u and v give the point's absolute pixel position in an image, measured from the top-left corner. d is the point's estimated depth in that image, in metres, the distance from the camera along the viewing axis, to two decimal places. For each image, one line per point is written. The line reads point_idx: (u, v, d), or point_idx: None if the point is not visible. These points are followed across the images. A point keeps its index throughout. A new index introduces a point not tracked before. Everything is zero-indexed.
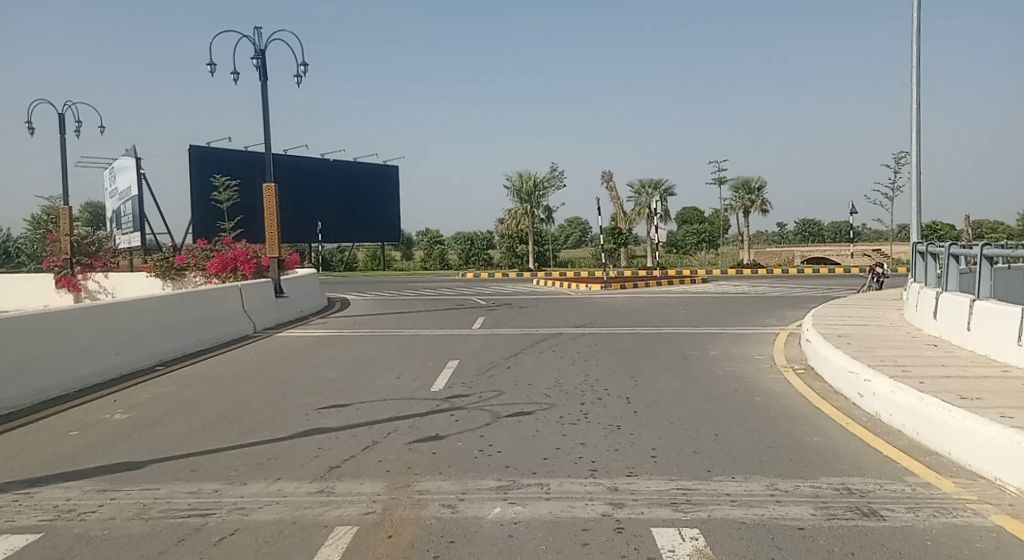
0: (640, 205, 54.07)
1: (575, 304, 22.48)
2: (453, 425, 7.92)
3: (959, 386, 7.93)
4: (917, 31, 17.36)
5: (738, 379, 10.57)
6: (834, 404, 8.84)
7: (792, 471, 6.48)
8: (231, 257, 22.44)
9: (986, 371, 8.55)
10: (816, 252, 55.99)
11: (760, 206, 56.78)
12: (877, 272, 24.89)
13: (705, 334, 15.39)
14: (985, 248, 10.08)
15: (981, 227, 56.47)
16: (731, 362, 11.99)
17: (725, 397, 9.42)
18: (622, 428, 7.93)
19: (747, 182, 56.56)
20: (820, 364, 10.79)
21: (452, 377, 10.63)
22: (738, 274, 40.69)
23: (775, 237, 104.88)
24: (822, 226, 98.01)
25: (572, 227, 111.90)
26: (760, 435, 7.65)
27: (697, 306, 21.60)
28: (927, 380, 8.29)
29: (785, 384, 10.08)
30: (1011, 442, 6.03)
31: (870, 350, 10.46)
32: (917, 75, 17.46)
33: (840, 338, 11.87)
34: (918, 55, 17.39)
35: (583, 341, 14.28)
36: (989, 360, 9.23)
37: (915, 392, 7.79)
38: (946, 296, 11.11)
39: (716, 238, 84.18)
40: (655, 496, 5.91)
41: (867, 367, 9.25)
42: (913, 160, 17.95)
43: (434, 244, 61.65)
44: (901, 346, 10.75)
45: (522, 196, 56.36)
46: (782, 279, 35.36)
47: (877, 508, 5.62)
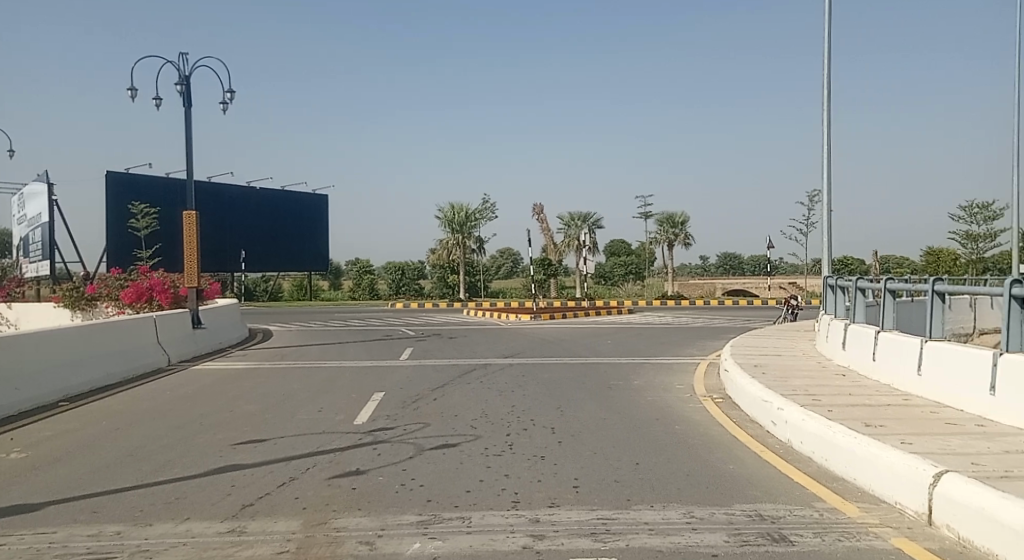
0: (570, 236, 54.73)
1: (505, 334, 22.57)
2: (374, 459, 7.85)
3: (863, 414, 8.27)
4: (829, 75, 18.22)
5: (659, 409, 10.75)
6: (750, 432, 9.10)
7: (707, 499, 6.64)
8: (146, 287, 21.83)
9: (887, 400, 8.90)
10: (737, 285, 57.73)
11: (683, 240, 58.20)
12: (792, 304, 25.79)
13: (629, 364, 15.64)
14: (889, 282, 10.61)
15: (891, 262, 59.15)
16: (654, 392, 12.20)
17: (648, 427, 9.57)
18: (546, 458, 7.99)
19: (671, 217, 58.02)
20: (737, 393, 11.08)
21: (376, 409, 10.51)
22: (663, 306, 41.57)
23: (699, 270, 107.81)
24: (742, 259, 101.40)
25: (503, 257, 112.73)
26: (678, 463, 7.81)
27: (622, 336, 21.90)
28: (836, 409, 8.61)
29: (703, 414, 10.30)
30: (910, 467, 6.27)
31: (784, 380, 10.80)
32: (829, 116, 18.33)
33: (756, 368, 12.22)
34: (829, 97, 18.24)
35: (511, 372, 14.32)
36: (891, 388, 9.63)
37: (824, 420, 8.11)
38: (853, 328, 11.60)
39: (644, 270, 85.92)
40: (576, 526, 5.97)
41: (781, 396, 9.56)
42: (825, 196, 18.75)
43: (363, 274, 61.16)
44: (812, 376, 11.14)
45: (454, 227, 56.46)
46: (705, 311, 36.39)
47: (787, 533, 5.79)
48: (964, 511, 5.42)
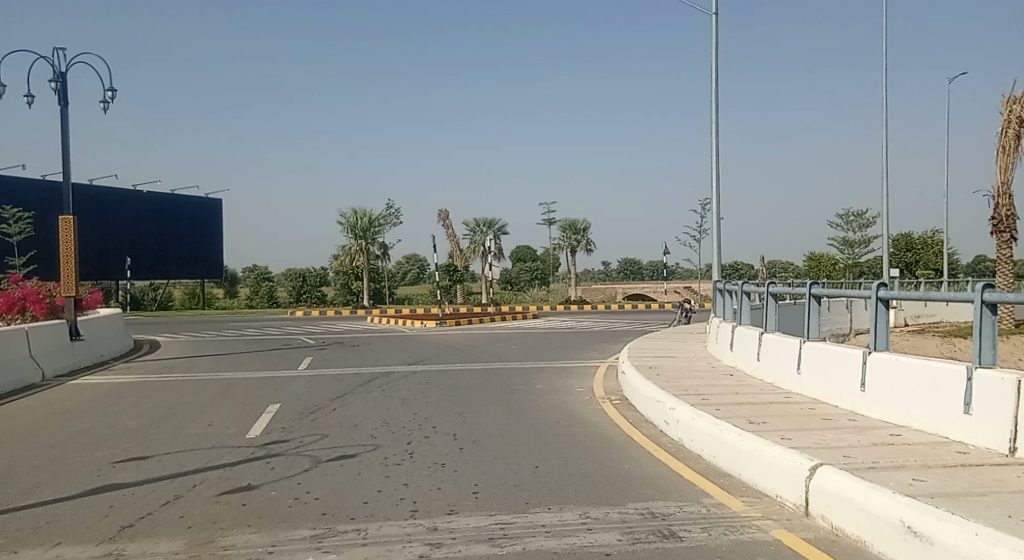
0: (476, 243, 54.82)
1: (407, 341, 22.43)
2: (267, 473, 7.69)
3: (748, 412, 8.63)
4: (716, 86, 18.96)
5: (557, 412, 10.92)
6: (644, 432, 9.36)
7: (602, 499, 6.80)
8: (18, 297, 20.63)
9: (771, 398, 9.32)
10: (636, 289, 59.16)
11: (584, 246, 59.20)
12: (687, 307, 26.62)
13: (530, 369, 15.80)
14: (771, 286, 11.10)
15: (781, 267, 61.84)
16: (554, 395, 12.36)
17: (547, 430, 9.71)
18: (447, 465, 8.01)
19: (573, 224, 58.94)
20: (633, 395, 11.36)
21: (270, 422, 10.29)
22: (566, 311, 42.16)
23: (601, 275, 109.83)
24: (642, 265, 103.94)
25: (408, 263, 111.98)
26: (576, 465, 7.97)
27: (524, 341, 22.10)
28: (723, 408, 8.96)
29: (600, 416, 10.52)
30: (789, 461, 6.58)
31: (676, 381, 11.15)
32: (717, 126, 19.06)
33: (651, 369, 12.55)
34: (716, 107, 18.99)
35: (411, 379, 14.25)
36: (774, 386, 10.09)
37: (713, 418, 8.43)
38: (740, 330, 12.09)
39: (547, 276, 86.95)
40: (474, 532, 6.01)
41: (673, 396, 9.87)
42: (715, 203, 19.47)
43: (262, 281, 59.60)
44: (702, 376, 11.55)
45: (357, 233, 55.76)
46: (606, 315, 37.13)
47: (677, 529, 5.98)
48: (835, 502, 5.72)
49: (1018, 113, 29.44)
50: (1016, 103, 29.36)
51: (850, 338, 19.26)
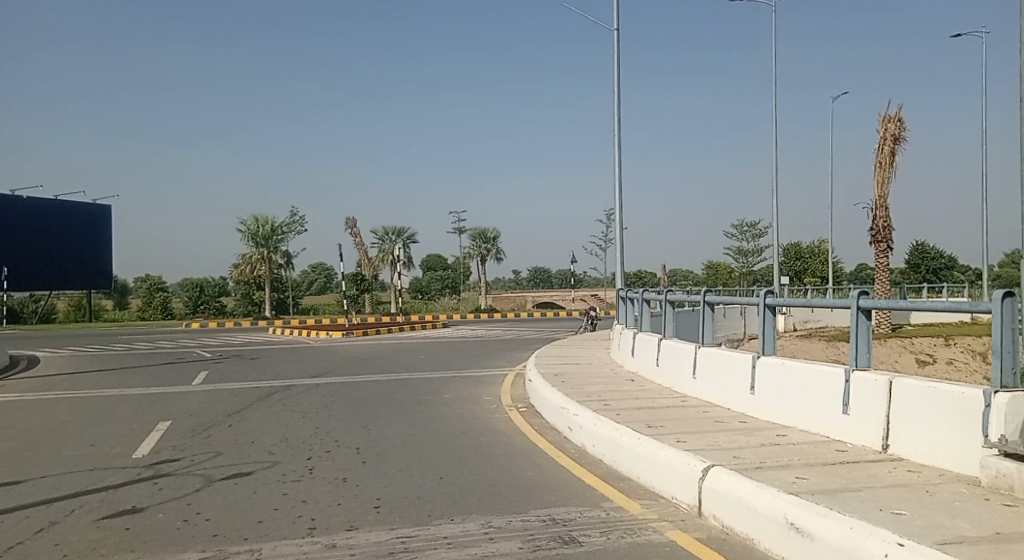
0: (384, 251, 54.37)
1: (312, 353, 22.04)
2: (154, 495, 7.44)
3: (648, 416, 8.87)
4: (618, 99, 19.45)
5: (462, 422, 10.94)
6: (549, 439, 9.50)
7: (505, 507, 6.86)
8: None
9: (670, 402, 9.60)
10: (546, 298, 59.78)
11: (494, 255, 59.48)
12: (594, 314, 27.09)
13: (437, 379, 15.77)
14: (670, 294, 11.43)
15: (685, 275, 63.65)
16: (460, 405, 12.38)
17: (452, 440, 9.72)
18: (348, 479, 7.93)
19: (484, 232, 59.17)
20: (539, 402, 11.50)
21: (161, 440, 9.95)
22: (476, 320, 42.27)
23: (512, 284, 110.48)
24: (552, 273, 105.17)
25: (315, 272, 109.99)
26: (479, 474, 8.02)
27: (433, 351, 22.03)
28: (624, 413, 9.18)
29: (506, 424, 10.61)
30: (683, 463, 6.79)
31: (580, 387, 11.35)
32: (620, 138, 19.54)
33: (555, 376, 12.73)
34: (618, 120, 19.47)
35: (314, 393, 14.02)
36: (673, 391, 10.40)
37: (613, 423, 8.62)
38: (641, 337, 12.41)
39: (458, 284, 86.93)
40: (375, 547, 5.98)
41: (576, 402, 10.05)
42: (619, 212, 19.91)
43: (157, 292, 57.46)
44: (606, 381, 11.80)
45: (258, 240, 54.76)
46: (515, 324, 37.41)
47: (577, 535, 6.09)
48: (726, 502, 5.94)
49: (893, 130, 31.23)
50: (892, 121, 31.14)
51: (746, 343, 20.02)
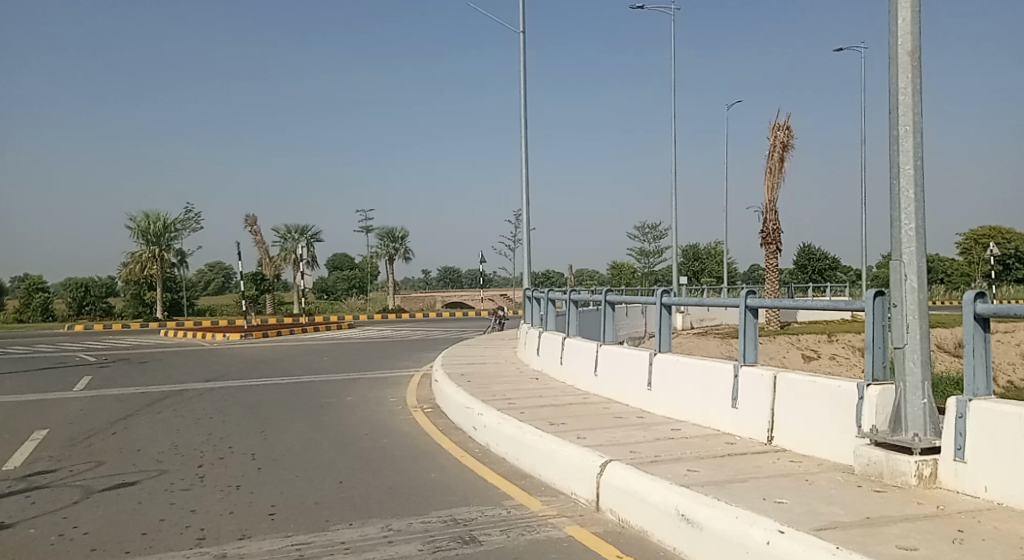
0: (286, 250, 53.18)
1: (209, 356, 21.38)
2: (27, 509, 7.10)
3: (550, 414, 9.02)
4: (525, 101, 19.66)
5: (365, 424, 10.86)
6: (453, 439, 9.55)
7: (405, 510, 6.87)
8: None
9: (571, 399, 9.78)
10: (454, 297, 59.73)
11: (402, 255, 59.01)
12: (500, 314, 27.26)
13: (340, 381, 15.58)
14: (573, 294, 11.63)
15: (590, 275, 64.70)
16: (363, 407, 12.28)
17: (353, 443, 9.64)
18: (242, 487, 7.77)
19: (391, 232, 58.65)
20: (443, 402, 11.52)
21: (38, 451, 9.49)
22: (382, 320, 41.89)
23: (419, 284, 109.83)
24: (461, 273, 105.16)
25: (213, 272, 106.58)
26: (380, 477, 7.99)
27: (336, 353, 21.73)
28: (527, 411, 9.30)
29: (409, 425, 10.60)
30: (581, 459, 6.94)
31: (485, 386, 11.44)
32: (526, 140, 19.76)
33: (460, 376, 12.78)
34: (524, 122, 19.67)
35: (209, 397, 13.62)
36: (575, 388, 10.60)
37: (516, 421, 8.73)
38: (545, 336, 12.59)
39: (364, 284, 85.88)
40: (268, 555, 5.88)
41: (480, 402, 10.13)
42: (525, 212, 20.11)
43: (38, 293, 54.44)
44: (511, 380, 11.92)
45: (149, 238, 52.50)
46: (421, 324, 37.26)
47: (477, 534, 6.15)
48: (621, 497, 6.11)
49: (782, 138, 32.61)
50: (781, 129, 32.51)
51: (646, 341, 20.56)
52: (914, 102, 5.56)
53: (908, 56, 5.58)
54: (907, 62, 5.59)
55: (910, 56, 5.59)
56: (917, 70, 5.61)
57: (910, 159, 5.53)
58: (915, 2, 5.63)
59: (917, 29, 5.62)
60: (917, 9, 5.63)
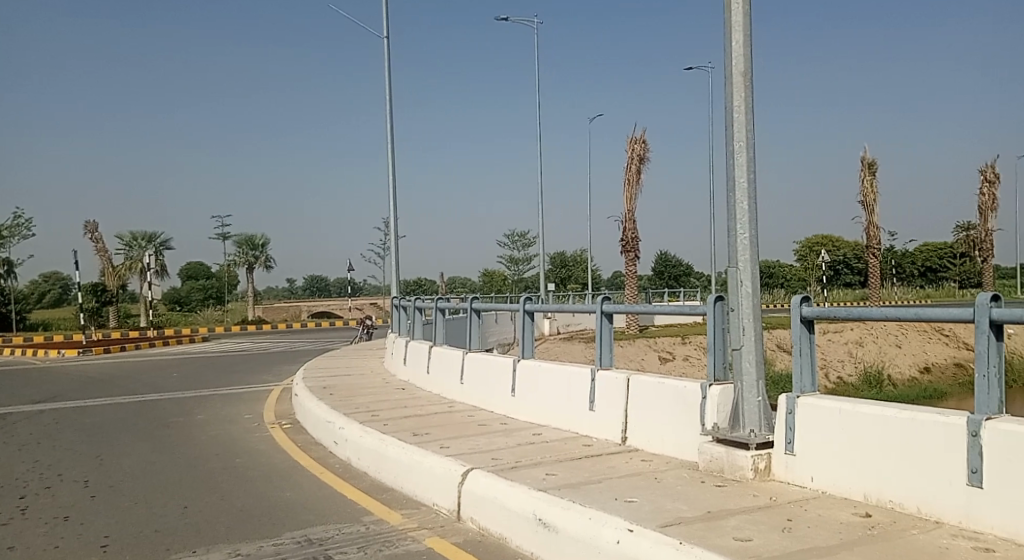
0: (133, 259, 50.44)
1: (44, 375, 19.94)
2: None
3: (413, 424, 8.99)
4: (389, 110, 19.58)
5: (220, 443, 10.47)
6: (313, 455, 9.35)
7: (255, 533, 6.66)
8: None
9: (436, 409, 9.79)
10: (320, 307, 58.52)
11: (263, 263, 57.26)
12: (366, 323, 26.94)
13: (193, 398, 14.94)
14: (439, 302, 11.64)
15: (457, 281, 64.93)
16: (217, 426, 11.83)
17: (203, 465, 9.28)
18: (71, 518, 7.31)
19: (250, 239, 56.86)
20: (303, 417, 11.27)
21: None
22: (240, 332, 40.49)
23: (283, 293, 106.84)
24: (326, 281, 103.25)
25: (51, 284, 99.55)
26: (229, 499, 7.72)
27: (188, 368, 20.81)
28: (389, 423, 9.25)
29: (267, 442, 10.30)
30: (440, 470, 6.96)
31: (347, 399, 11.27)
32: (391, 149, 19.68)
33: (323, 389, 12.54)
34: (389, 130, 19.59)
35: (43, 421, 12.73)
36: (441, 397, 10.63)
37: (377, 434, 8.64)
38: (412, 345, 12.55)
39: (223, 294, 82.76)
40: None
41: (341, 415, 9.98)
42: (391, 221, 19.99)
43: None
44: (375, 391, 11.81)
45: None
46: (282, 335, 36.24)
47: (332, 553, 6.04)
48: (481, 505, 6.17)
49: (639, 151, 33.86)
50: (638, 142, 33.75)
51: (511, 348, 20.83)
52: (747, 119, 5.95)
53: (741, 76, 5.97)
54: (741, 82, 5.97)
55: (743, 76, 5.98)
56: (750, 90, 6.00)
57: (744, 173, 5.90)
58: (747, 26, 6.03)
59: (749, 51, 6.02)
60: (749, 33, 6.03)
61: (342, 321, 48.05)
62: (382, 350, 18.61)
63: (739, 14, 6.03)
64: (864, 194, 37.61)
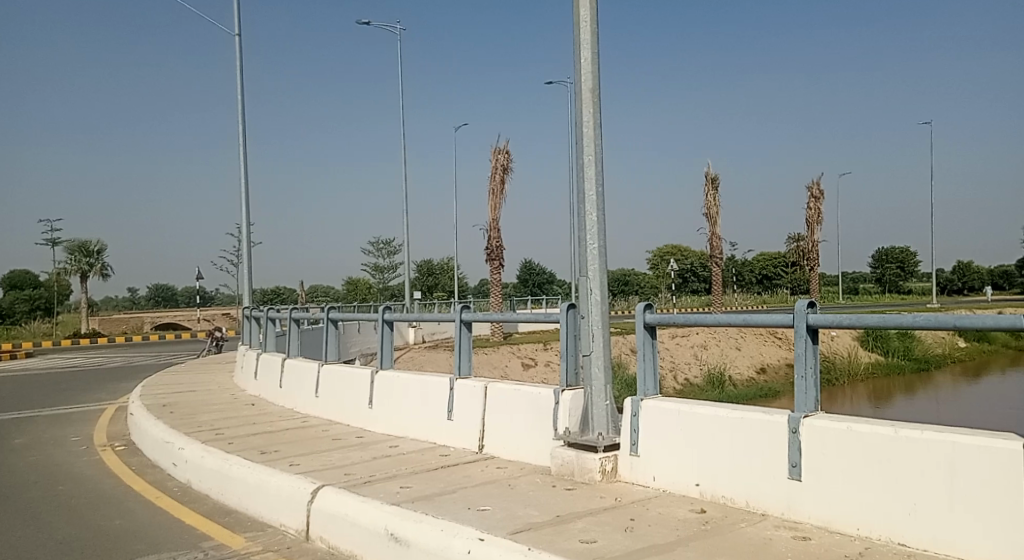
0: None
1: None
2: None
3: (261, 442, 8.70)
4: (242, 116, 18.96)
5: (45, 470, 9.73)
6: (150, 478, 8.87)
7: None
8: None
9: (287, 424, 9.52)
10: (165, 318, 55.73)
11: (98, 271, 53.97)
12: (215, 335, 25.86)
13: (15, 420, 13.81)
14: (294, 312, 11.36)
15: (313, 290, 63.50)
16: (41, 451, 10.99)
17: (24, 494, 8.59)
18: None
19: (84, 245, 53.48)
20: (140, 438, 10.66)
21: None
22: (72, 346, 37.87)
23: (125, 304, 101.05)
24: (173, 291, 98.57)
25: None
26: (50, 531, 7.16)
27: (9, 387, 19.22)
28: (234, 441, 8.91)
29: (100, 467, 9.67)
30: (287, 488, 6.74)
31: (191, 417, 10.78)
32: (243, 155, 19.03)
33: (164, 407, 11.93)
34: (242, 136, 18.94)
35: None
36: (294, 411, 10.36)
37: (220, 454, 8.29)
38: (263, 359, 12.18)
39: (55, 305, 77.28)
40: None
41: (182, 435, 9.52)
42: (244, 230, 19.32)
43: None
44: (222, 408, 11.36)
45: None
46: (121, 349, 34.19)
47: None
48: (331, 522, 6.04)
49: (503, 161, 34.33)
50: (501, 152, 34.19)
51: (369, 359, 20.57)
52: (596, 134, 6.15)
53: (590, 93, 6.17)
54: (590, 98, 6.17)
55: (592, 93, 6.18)
56: (598, 106, 6.21)
57: (594, 186, 6.08)
58: (595, 45, 6.23)
59: (597, 69, 6.23)
60: (597, 51, 6.25)
61: (188, 333, 45.87)
62: (229, 364, 17.92)
63: (587, 32, 6.23)
64: (708, 208, 39.58)
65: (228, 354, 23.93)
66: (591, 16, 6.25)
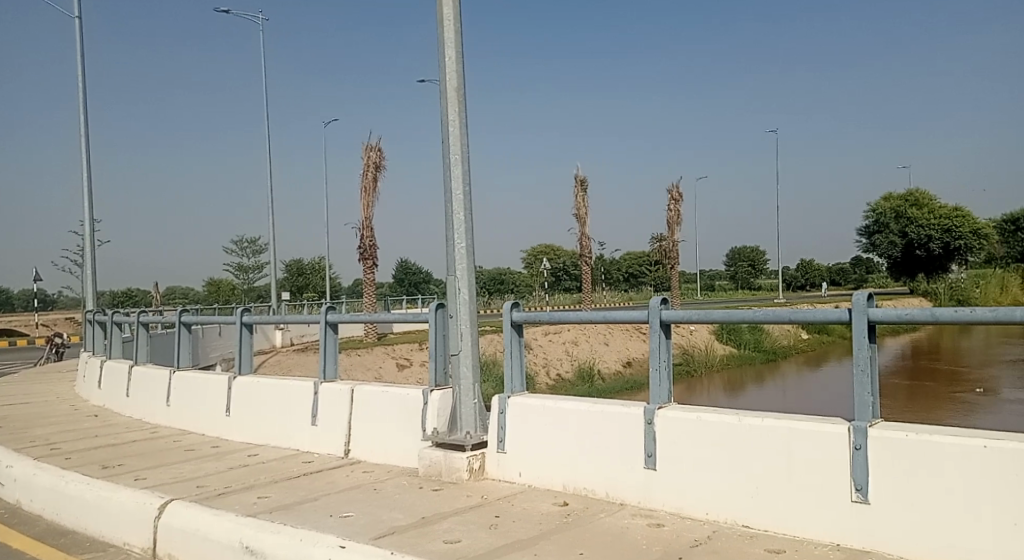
0: None
1: None
2: None
3: (102, 456, 8.15)
4: (83, 108, 17.78)
5: None
6: None
7: None
8: None
9: (134, 436, 8.97)
10: None
11: None
12: (54, 342, 24.12)
13: None
14: (142, 316, 10.71)
15: (169, 292, 60.56)
16: None
17: None
18: None
19: None
20: None
21: None
22: None
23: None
24: (12, 295, 91.79)
25: None
26: None
27: None
28: (71, 456, 8.30)
29: None
30: (131, 504, 6.31)
31: (24, 431, 9.98)
32: (86, 149, 17.84)
33: None
34: (84, 130, 17.76)
35: None
36: (143, 422, 9.78)
37: (55, 470, 7.69)
38: (108, 367, 11.44)
39: None
40: None
41: (11, 451, 8.78)
42: (88, 230, 18.12)
43: None
44: (60, 420, 10.59)
45: None
46: None
47: None
48: (182, 537, 5.70)
49: (375, 159, 33.76)
50: (373, 150, 33.63)
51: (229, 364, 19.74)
52: (461, 134, 6.08)
53: (455, 92, 6.09)
54: (455, 97, 6.09)
55: (457, 92, 6.10)
56: (463, 105, 6.14)
57: (460, 186, 6.01)
58: (459, 44, 6.16)
59: (461, 69, 6.16)
60: (461, 51, 6.17)
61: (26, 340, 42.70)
62: (71, 374, 16.75)
63: (451, 31, 6.15)
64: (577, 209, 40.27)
65: (71, 362, 22.40)
66: (455, 14, 6.17)
